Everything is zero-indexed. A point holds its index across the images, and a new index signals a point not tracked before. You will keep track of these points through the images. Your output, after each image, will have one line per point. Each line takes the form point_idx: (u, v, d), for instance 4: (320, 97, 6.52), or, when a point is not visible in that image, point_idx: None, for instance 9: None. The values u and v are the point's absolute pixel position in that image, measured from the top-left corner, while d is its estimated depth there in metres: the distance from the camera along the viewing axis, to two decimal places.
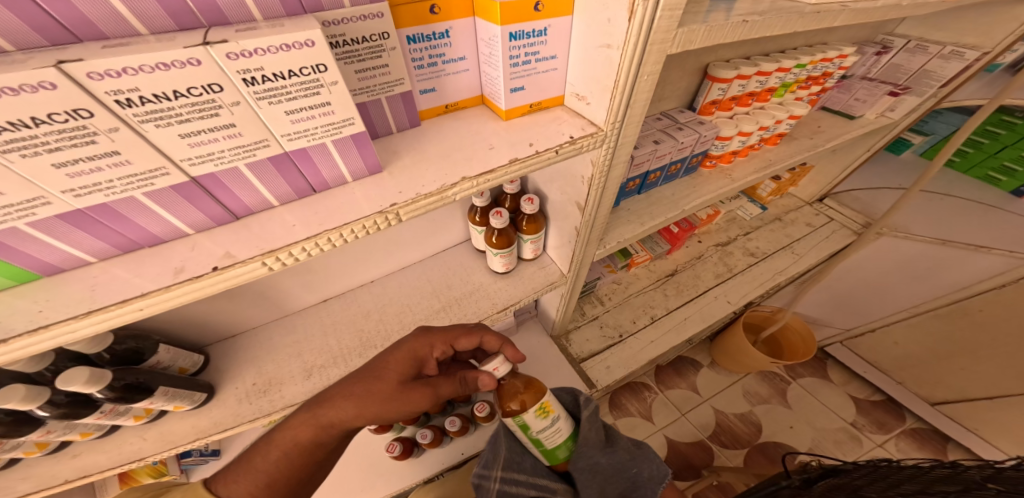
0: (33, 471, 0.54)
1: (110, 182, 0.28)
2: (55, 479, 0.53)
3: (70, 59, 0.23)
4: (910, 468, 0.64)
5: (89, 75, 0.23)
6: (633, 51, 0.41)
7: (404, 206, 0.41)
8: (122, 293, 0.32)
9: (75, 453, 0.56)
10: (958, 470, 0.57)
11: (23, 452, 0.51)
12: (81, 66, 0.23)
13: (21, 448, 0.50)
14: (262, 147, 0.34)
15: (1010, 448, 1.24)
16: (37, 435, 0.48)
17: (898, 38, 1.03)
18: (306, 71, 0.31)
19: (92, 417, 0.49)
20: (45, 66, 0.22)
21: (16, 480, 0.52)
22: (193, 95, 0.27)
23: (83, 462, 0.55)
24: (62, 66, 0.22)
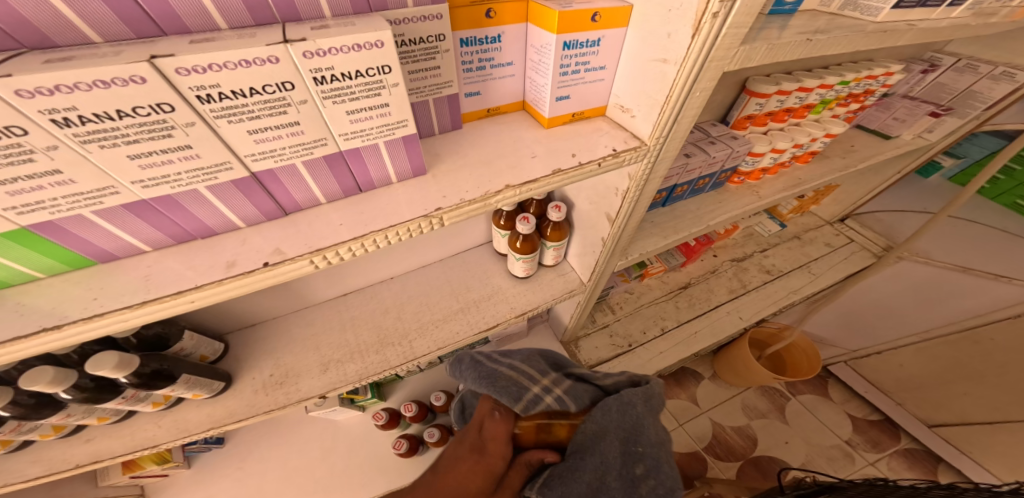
0: (43, 455, 0.53)
1: (178, 175, 0.29)
2: (67, 464, 0.53)
3: (161, 54, 0.24)
4: (904, 488, 0.64)
5: (177, 71, 0.24)
6: (691, 67, 0.41)
7: (448, 211, 0.41)
8: (177, 284, 0.32)
9: (89, 438, 0.55)
10: (958, 491, 0.57)
11: (38, 435, 0.50)
12: (171, 62, 0.24)
13: (38, 431, 0.49)
14: (320, 145, 0.34)
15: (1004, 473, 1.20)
16: (57, 418, 0.47)
17: (947, 56, 1.02)
18: (371, 72, 0.31)
19: (114, 403, 0.48)
20: (139, 60, 0.23)
21: (28, 462, 0.52)
22: (267, 93, 0.28)
23: (97, 447, 0.55)
24: (154, 61, 0.23)
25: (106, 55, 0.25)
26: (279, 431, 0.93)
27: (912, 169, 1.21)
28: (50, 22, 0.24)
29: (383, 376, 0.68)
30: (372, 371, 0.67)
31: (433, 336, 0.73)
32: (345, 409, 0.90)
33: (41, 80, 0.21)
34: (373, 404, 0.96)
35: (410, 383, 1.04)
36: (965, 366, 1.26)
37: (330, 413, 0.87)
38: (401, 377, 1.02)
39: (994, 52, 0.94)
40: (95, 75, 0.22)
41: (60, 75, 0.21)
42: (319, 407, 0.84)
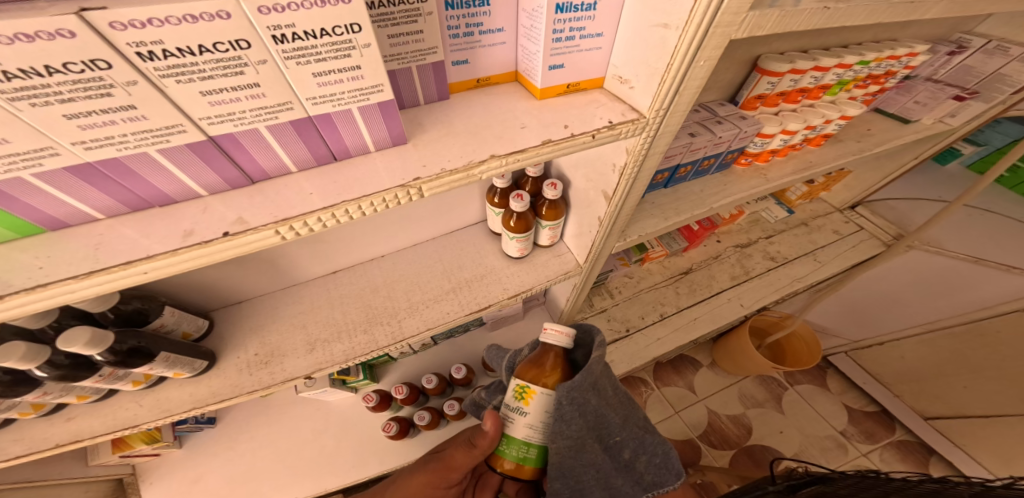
0: (24, 433, 0.53)
1: (124, 136, 0.27)
2: (46, 443, 0.52)
3: (93, 5, 0.21)
4: (897, 482, 0.63)
5: (111, 25, 0.21)
6: (694, 32, 0.38)
7: (427, 181, 0.38)
8: (128, 254, 0.30)
9: (71, 417, 0.55)
10: (946, 485, 0.56)
11: (17, 413, 0.50)
12: (103, 15, 0.21)
13: (16, 409, 0.49)
14: (285, 110, 0.31)
15: (995, 466, 1.20)
16: (33, 396, 0.47)
17: (977, 37, 0.96)
18: (338, 31, 0.28)
19: (90, 381, 0.48)
20: (66, 12, 0.20)
21: (9, 440, 0.52)
22: (219, 51, 0.25)
23: (77, 426, 0.55)
24: (83, 14, 0.20)
25: (34, 8, 0.22)
26: (271, 410, 0.94)
27: (930, 155, 1.16)
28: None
29: (371, 356, 0.68)
30: (360, 351, 0.66)
31: (423, 316, 0.72)
32: (336, 390, 0.90)
33: None
34: (365, 385, 0.97)
35: (403, 365, 1.03)
36: (967, 359, 1.24)
37: (321, 393, 0.88)
38: (394, 358, 1.01)
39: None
40: (16, 27, 0.19)
41: None
42: (309, 387, 0.84)
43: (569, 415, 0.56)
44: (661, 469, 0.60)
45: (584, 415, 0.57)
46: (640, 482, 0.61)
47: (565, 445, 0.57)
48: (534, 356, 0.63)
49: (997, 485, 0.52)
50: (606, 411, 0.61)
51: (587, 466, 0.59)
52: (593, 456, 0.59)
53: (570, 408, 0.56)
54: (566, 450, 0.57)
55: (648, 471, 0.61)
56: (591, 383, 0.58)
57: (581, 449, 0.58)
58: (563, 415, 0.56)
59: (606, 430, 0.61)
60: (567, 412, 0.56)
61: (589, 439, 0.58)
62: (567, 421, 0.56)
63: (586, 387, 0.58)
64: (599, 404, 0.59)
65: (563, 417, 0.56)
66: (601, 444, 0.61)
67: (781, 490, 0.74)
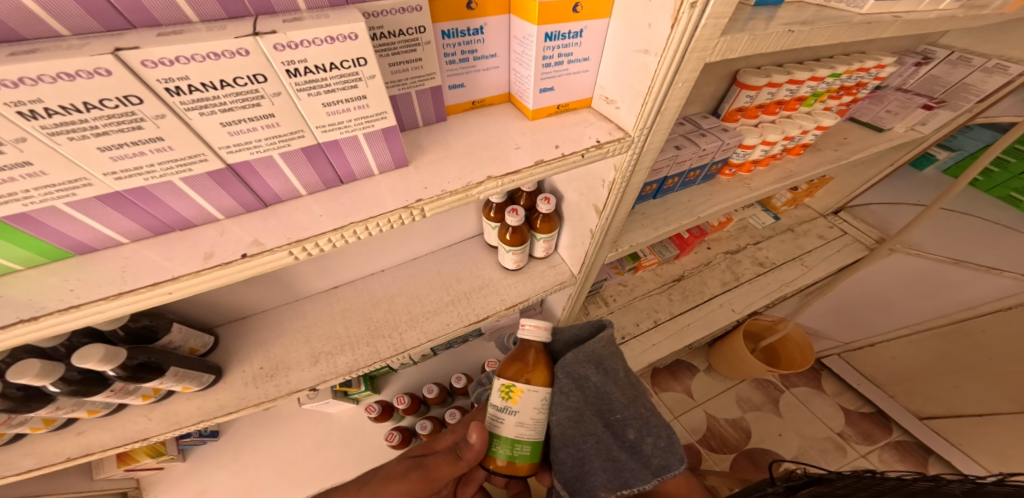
0: (35, 447, 0.54)
1: (151, 166, 0.29)
2: (57, 457, 0.54)
3: (126, 45, 0.24)
4: (891, 480, 0.65)
5: (143, 63, 0.24)
6: (671, 58, 0.41)
7: (429, 202, 0.41)
8: (154, 275, 0.32)
9: (80, 430, 0.56)
10: (939, 482, 0.58)
11: (28, 428, 0.51)
12: (137, 54, 0.23)
13: (28, 424, 0.50)
14: (297, 138, 0.34)
15: (990, 463, 1.22)
16: (46, 412, 0.48)
17: (940, 49, 1.03)
18: (346, 64, 0.31)
19: (102, 395, 0.49)
20: (103, 52, 0.22)
21: (20, 455, 0.53)
22: (239, 85, 0.28)
23: (87, 440, 0.56)
24: (119, 53, 0.23)
25: (72, 48, 0.25)
26: (272, 423, 0.94)
27: (905, 162, 1.21)
28: (17, 18, 0.24)
29: (373, 368, 0.69)
30: (363, 363, 0.68)
31: (424, 328, 0.73)
32: (338, 402, 0.91)
33: (4, 73, 0.20)
34: (367, 397, 0.97)
35: (403, 376, 1.04)
36: (956, 358, 1.27)
37: (323, 405, 0.88)
38: (394, 370, 1.02)
39: (989, 44, 0.95)
40: (59, 68, 0.22)
41: (20, 68, 0.21)
42: (311, 400, 0.85)
43: (567, 387, 0.63)
44: (665, 452, 0.58)
45: (582, 388, 0.63)
46: (648, 466, 0.58)
47: (568, 415, 0.62)
48: (517, 353, 0.66)
49: (988, 482, 0.54)
50: (608, 388, 0.65)
51: (588, 436, 0.61)
52: (595, 429, 0.61)
53: (570, 380, 0.63)
54: (569, 421, 0.62)
55: (655, 453, 0.58)
56: (588, 359, 0.66)
57: (580, 422, 0.62)
58: (563, 387, 0.63)
59: (607, 406, 0.64)
60: (566, 384, 0.63)
61: (588, 412, 0.62)
62: (564, 392, 0.63)
63: (585, 361, 0.66)
64: (599, 379, 0.64)
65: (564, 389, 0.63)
66: (603, 419, 0.63)
67: (780, 491, 0.74)
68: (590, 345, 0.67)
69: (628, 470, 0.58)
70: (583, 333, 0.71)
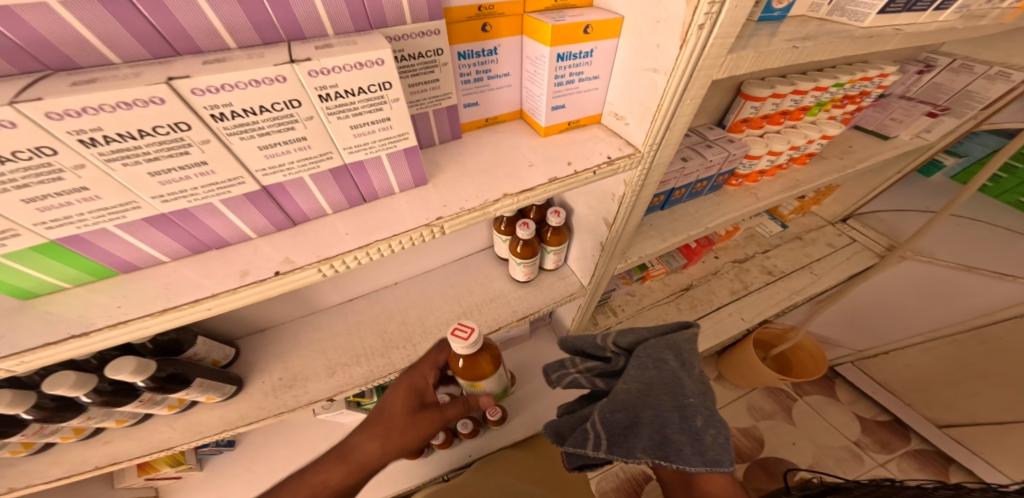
0: (63, 457, 0.57)
1: (194, 189, 0.31)
2: (86, 465, 0.57)
3: (177, 75, 0.26)
4: (911, 489, 0.65)
5: (193, 91, 0.26)
6: (679, 76, 0.43)
7: (448, 220, 0.42)
8: (194, 293, 0.33)
9: (108, 440, 0.60)
10: (962, 492, 0.58)
11: (59, 437, 0.54)
12: (187, 82, 0.25)
13: (59, 433, 0.54)
14: (326, 159, 0.36)
15: (1015, 473, 1.20)
16: (78, 421, 0.53)
17: (941, 57, 1.03)
18: (373, 88, 0.33)
19: (132, 406, 0.53)
20: (158, 82, 0.24)
21: (47, 464, 0.56)
22: (276, 110, 0.30)
23: (115, 448, 0.59)
24: (172, 82, 0.25)
25: (125, 77, 0.26)
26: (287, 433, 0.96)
27: (912, 169, 1.21)
28: (73, 46, 0.26)
29: (389, 380, 0.70)
30: (378, 374, 0.69)
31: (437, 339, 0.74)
32: (351, 413, 0.92)
33: (71, 103, 0.23)
34: None
35: None
36: (974, 367, 1.24)
37: (337, 416, 0.90)
38: None
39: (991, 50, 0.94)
40: (118, 97, 0.24)
41: (86, 97, 0.23)
42: (325, 410, 0.87)
43: (645, 363, 0.56)
44: (724, 448, 0.48)
45: (657, 368, 0.56)
46: (703, 457, 0.47)
47: (638, 384, 0.55)
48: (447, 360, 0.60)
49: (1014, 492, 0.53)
50: (682, 374, 0.55)
51: (648, 406, 0.52)
52: (660, 404, 0.52)
53: (650, 356, 0.57)
54: (632, 391, 0.54)
55: (715, 445, 0.48)
56: (669, 345, 0.58)
57: (646, 394, 0.54)
58: (642, 363, 0.56)
59: (675, 386, 0.54)
60: (643, 363, 0.56)
61: (658, 390, 0.54)
62: (642, 366, 0.56)
63: (665, 347, 0.58)
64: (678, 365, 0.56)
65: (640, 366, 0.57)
66: (669, 397, 0.53)
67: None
68: (675, 334, 0.60)
69: (676, 451, 0.49)
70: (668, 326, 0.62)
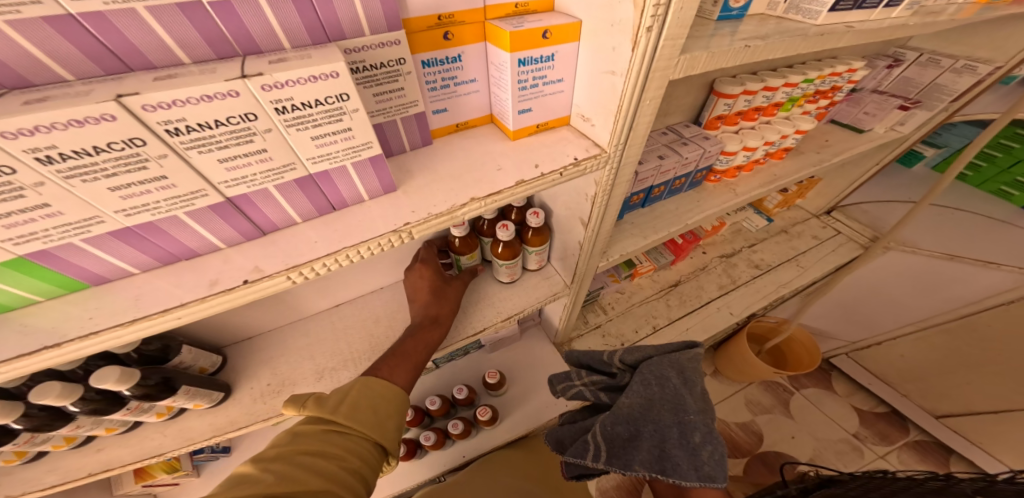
0: (58, 464, 0.59)
1: (157, 203, 0.32)
2: (80, 472, 0.59)
3: (128, 92, 0.27)
4: (903, 480, 0.65)
5: (143, 107, 0.27)
6: (636, 77, 0.44)
7: (416, 225, 0.43)
8: (164, 303, 0.35)
9: (99, 448, 0.61)
10: (951, 482, 0.58)
11: (52, 445, 0.56)
12: (137, 99, 0.26)
13: (50, 441, 0.55)
14: (289, 170, 0.37)
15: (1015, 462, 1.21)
16: (68, 430, 0.54)
17: (910, 51, 1.06)
18: (330, 100, 0.34)
19: (119, 414, 0.54)
20: (107, 99, 0.25)
21: (44, 471, 0.58)
22: (231, 123, 0.31)
23: (107, 456, 0.60)
24: (121, 100, 0.26)
25: (78, 93, 0.27)
26: None
27: (891, 160, 1.23)
28: (27, 65, 0.27)
29: None
30: None
31: None
32: None
33: (22, 122, 0.23)
34: None
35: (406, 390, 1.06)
36: (965, 355, 1.26)
37: None
38: None
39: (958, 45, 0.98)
40: (70, 115, 0.25)
41: (36, 117, 0.24)
42: None
43: (648, 379, 0.56)
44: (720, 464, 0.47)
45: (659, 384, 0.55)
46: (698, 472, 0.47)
47: (641, 398, 0.55)
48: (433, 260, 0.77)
49: (1000, 481, 0.54)
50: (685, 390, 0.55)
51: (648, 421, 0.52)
52: (661, 420, 0.52)
53: (653, 373, 0.56)
54: (635, 406, 0.54)
55: (711, 462, 0.47)
56: (673, 363, 0.57)
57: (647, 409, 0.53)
58: (646, 380, 0.56)
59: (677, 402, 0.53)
60: (647, 379, 0.56)
61: (659, 405, 0.53)
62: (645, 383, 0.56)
63: (667, 364, 0.58)
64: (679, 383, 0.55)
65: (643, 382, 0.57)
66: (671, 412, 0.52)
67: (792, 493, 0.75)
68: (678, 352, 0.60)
69: (675, 467, 0.49)
70: (673, 344, 0.62)
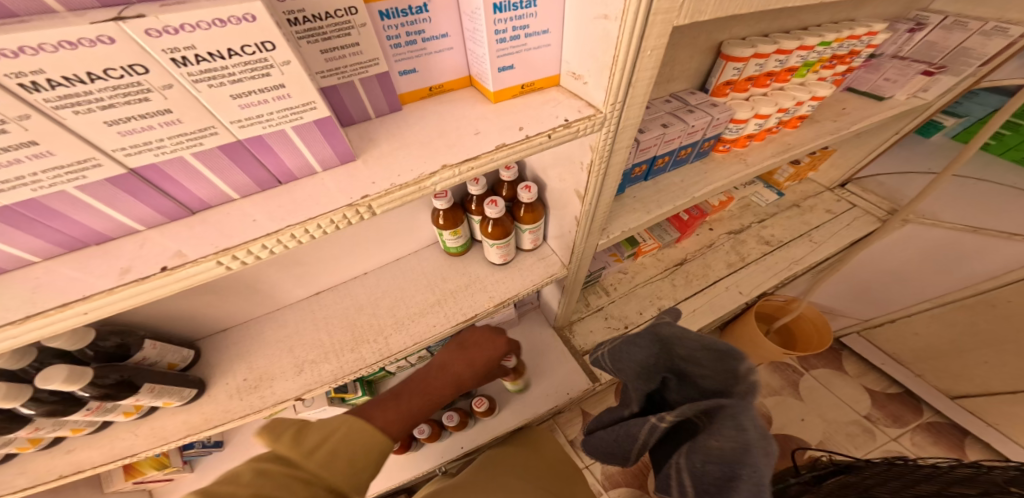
0: (29, 466, 0.55)
1: (35, 175, 0.25)
2: (51, 475, 0.55)
3: None
4: (927, 471, 0.60)
5: None
6: (633, 21, 0.37)
7: (376, 198, 0.37)
8: (66, 295, 0.29)
9: (69, 449, 0.58)
10: (980, 472, 0.53)
11: (16, 448, 0.52)
12: None
13: (14, 443, 0.51)
14: (209, 135, 0.30)
15: None
16: (27, 431, 0.50)
17: (933, 14, 0.96)
18: (248, 50, 0.27)
19: (79, 416, 0.50)
20: None
21: (14, 474, 0.54)
22: (113, 78, 0.24)
23: (77, 458, 0.57)
24: None
25: None
26: None
27: (911, 129, 1.12)
28: None
29: (361, 374, 0.67)
30: (348, 370, 0.65)
31: (410, 331, 0.70)
32: (336, 409, 0.90)
33: None
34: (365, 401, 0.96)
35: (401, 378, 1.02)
36: (981, 334, 1.19)
37: (320, 413, 0.87)
38: (391, 372, 0.99)
39: (981, 8, 0.88)
40: None
41: None
42: (306, 408, 0.84)
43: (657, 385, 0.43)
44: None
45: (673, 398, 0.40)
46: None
47: (735, 443, 0.33)
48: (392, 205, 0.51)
49: None
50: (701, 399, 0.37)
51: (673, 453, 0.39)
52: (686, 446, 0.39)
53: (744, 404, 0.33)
54: (727, 455, 0.34)
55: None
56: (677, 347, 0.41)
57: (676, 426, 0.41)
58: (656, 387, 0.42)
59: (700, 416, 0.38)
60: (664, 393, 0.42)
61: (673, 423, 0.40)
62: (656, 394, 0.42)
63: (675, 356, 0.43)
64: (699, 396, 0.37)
65: (726, 411, 0.34)
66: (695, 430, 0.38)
67: None
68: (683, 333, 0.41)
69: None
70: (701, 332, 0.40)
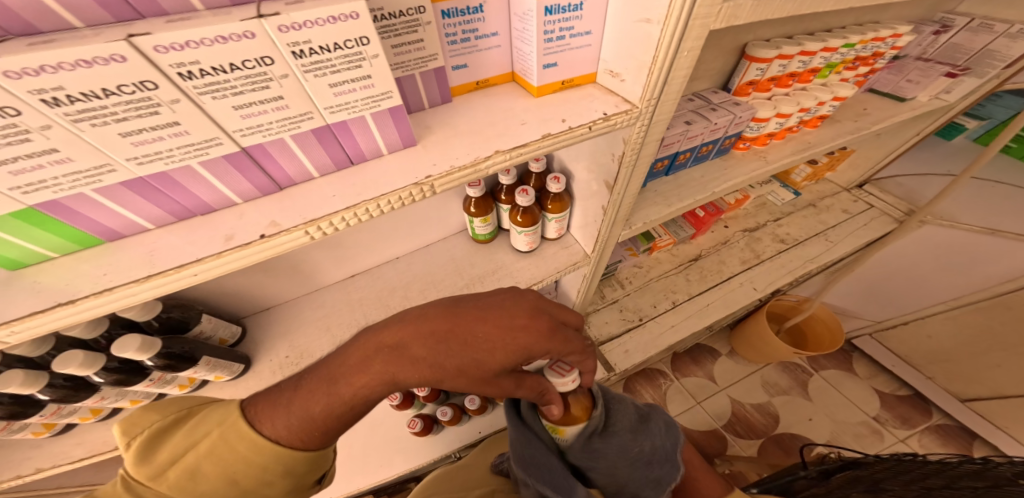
0: (84, 438, 0.60)
1: (170, 150, 0.30)
2: (107, 445, 0.59)
3: (138, 32, 0.24)
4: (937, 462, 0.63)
5: (155, 48, 0.24)
6: (674, 25, 0.40)
7: (438, 178, 0.41)
8: (179, 258, 0.33)
9: None
10: (990, 465, 0.55)
11: (79, 418, 0.57)
12: (148, 39, 0.24)
13: (77, 414, 0.56)
14: (306, 120, 0.34)
15: None
16: (93, 401, 0.54)
17: (960, 16, 0.97)
18: (349, 44, 0.30)
19: (142, 385, 0.54)
20: (118, 39, 0.23)
21: (71, 445, 0.59)
22: (247, 68, 0.28)
23: None
24: (132, 40, 0.23)
25: (85, 37, 0.24)
26: None
27: (932, 131, 1.13)
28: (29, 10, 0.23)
29: None
30: None
31: None
32: None
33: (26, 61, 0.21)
34: None
35: None
36: (994, 337, 1.20)
37: None
38: None
39: (1008, 10, 0.89)
40: (78, 54, 0.22)
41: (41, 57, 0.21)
42: None
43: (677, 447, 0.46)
44: None
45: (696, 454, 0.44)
46: None
47: None
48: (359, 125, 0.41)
49: None
50: None
51: None
52: None
53: None
54: None
55: None
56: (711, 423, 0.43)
57: None
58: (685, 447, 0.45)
59: None
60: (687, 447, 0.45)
61: None
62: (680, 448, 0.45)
63: None
64: None
65: None
66: None
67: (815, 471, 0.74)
68: None
69: None
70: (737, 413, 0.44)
